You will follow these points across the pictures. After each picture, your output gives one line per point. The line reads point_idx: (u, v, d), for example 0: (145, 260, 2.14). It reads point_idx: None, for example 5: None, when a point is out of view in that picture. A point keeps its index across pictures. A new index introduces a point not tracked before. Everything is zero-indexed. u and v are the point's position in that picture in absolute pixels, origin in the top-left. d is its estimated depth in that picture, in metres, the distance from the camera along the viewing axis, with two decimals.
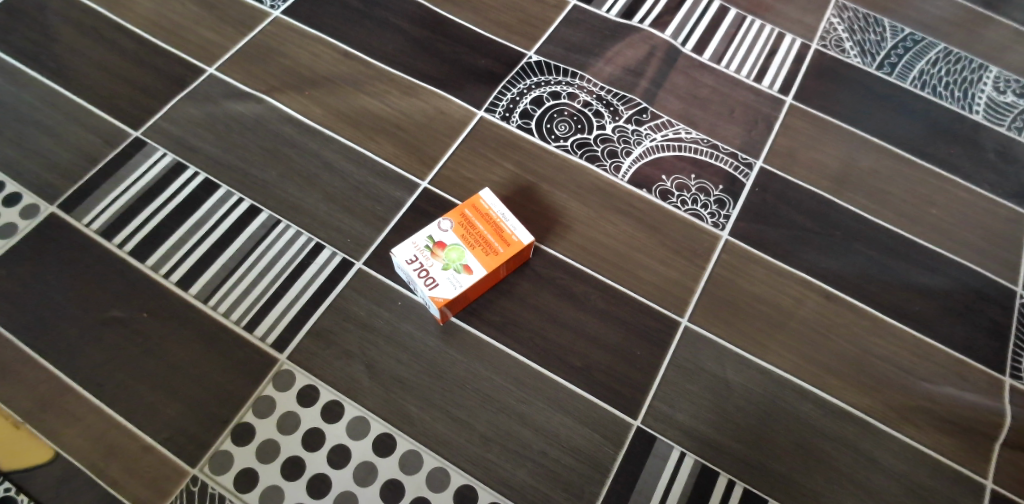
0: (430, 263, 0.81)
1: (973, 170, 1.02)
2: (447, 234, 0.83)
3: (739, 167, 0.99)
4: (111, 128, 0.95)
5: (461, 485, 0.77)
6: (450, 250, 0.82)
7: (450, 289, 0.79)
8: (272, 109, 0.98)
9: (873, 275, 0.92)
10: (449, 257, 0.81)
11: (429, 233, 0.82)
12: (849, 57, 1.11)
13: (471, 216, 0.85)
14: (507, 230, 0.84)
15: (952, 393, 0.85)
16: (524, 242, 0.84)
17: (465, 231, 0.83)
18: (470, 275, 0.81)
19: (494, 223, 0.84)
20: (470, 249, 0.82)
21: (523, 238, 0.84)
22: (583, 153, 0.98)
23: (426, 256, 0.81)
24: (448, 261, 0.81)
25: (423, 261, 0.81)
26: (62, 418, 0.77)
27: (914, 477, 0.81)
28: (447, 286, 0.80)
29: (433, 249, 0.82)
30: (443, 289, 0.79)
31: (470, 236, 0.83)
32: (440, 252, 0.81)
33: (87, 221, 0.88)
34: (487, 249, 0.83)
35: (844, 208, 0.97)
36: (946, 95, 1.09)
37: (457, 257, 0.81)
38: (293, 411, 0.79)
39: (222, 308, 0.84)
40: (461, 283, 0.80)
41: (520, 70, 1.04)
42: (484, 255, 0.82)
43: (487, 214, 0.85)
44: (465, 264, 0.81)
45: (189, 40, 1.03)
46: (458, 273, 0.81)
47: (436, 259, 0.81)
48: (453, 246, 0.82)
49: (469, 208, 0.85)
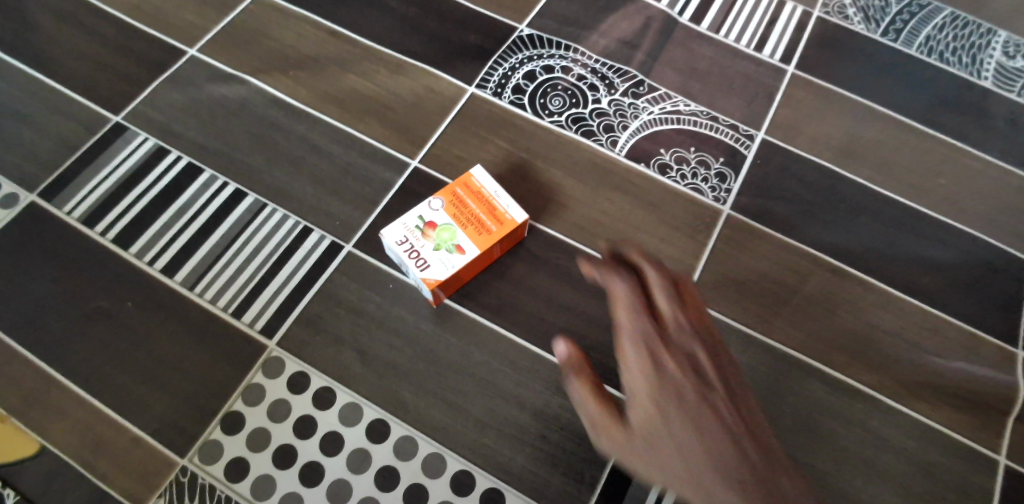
0: (422, 244, 0.78)
1: (983, 137, 0.99)
2: (438, 214, 0.80)
3: (740, 139, 0.96)
4: (92, 115, 0.92)
5: (458, 471, 0.75)
6: (442, 230, 0.79)
7: (443, 271, 0.77)
8: (256, 91, 0.95)
9: (880, 248, 0.89)
10: (441, 237, 0.79)
11: (419, 213, 0.80)
12: (852, 24, 1.07)
13: (463, 194, 0.82)
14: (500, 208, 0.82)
15: (962, 367, 0.83)
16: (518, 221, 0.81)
17: (457, 210, 0.80)
18: (464, 253, 0.78)
19: (486, 200, 0.81)
20: (462, 227, 0.79)
21: (516, 216, 0.81)
22: (578, 129, 0.95)
23: (416, 237, 0.79)
24: (439, 242, 0.78)
25: (414, 243, 0.78)
26: (49, 412, 0.76)
27: (924, 454, 0.78)
28: (439, 268, 0.77)
29: (423, 229, 0.79)
30: (435, 272, 0.77)
31: (462, 215, 0.80)
32: (430, 231, 0.79)
33: (69, 210, 0.86)
34: (479, 227, 0.80)
35: (848, 180, 0.94)
36: (954, 62, 1.05)
37: (448, 237, 0.79)
38: (283, 399, 0.77)
39: (209, 295, 0.82)
40: (455, 264, 0.78)
41: (512, 44, 1.01)
42: (476, 234, 0.79)
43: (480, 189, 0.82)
44: (457, 243, 0.79)
45: (171, 23, 1.00)
46: (451, 253, 0.78)
47: (427, 240, 0.78)
48: (445, 226, 0.79)
49: (460, 185, 0.82)
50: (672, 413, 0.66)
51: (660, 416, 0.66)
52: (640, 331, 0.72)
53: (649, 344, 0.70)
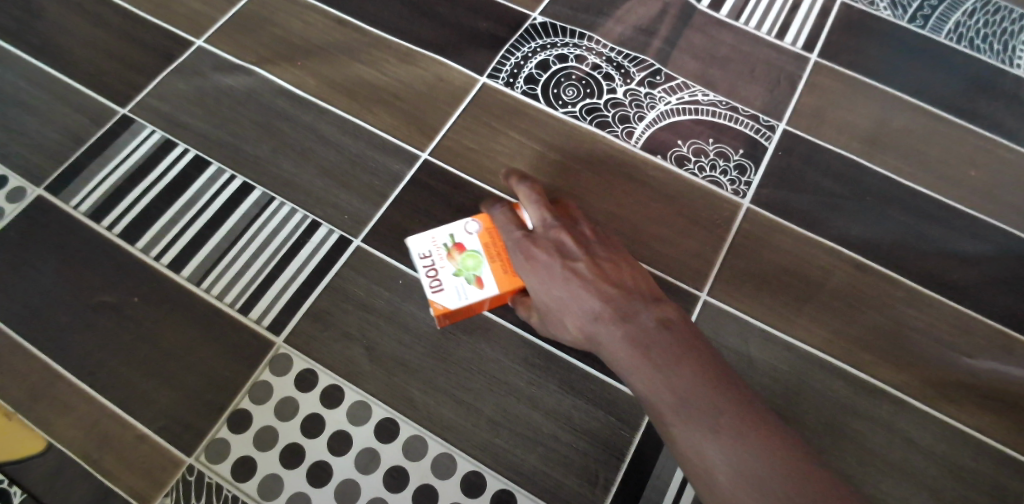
0: (442, 263, 0.75)
1: (1017, 128, 0.95)
2: (471, 238, 0.76)
3: (761, 130, 0.92)
4: (98, 106, 0.91)
5: (469, 472, 0.73)
6: (469, 254, 0.75)
7: (453, 301, 0.74)
8: (263, 81, 0.93)
9: (907, 242, 0.86)
10: (465, 261, 0.75)
11: (452, 231, 0.76)
12: (878, 10, 1.03)
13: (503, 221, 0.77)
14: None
15: (994, 367, 0.80)
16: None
17: (491, 240, 0.76)
18: (482, 285, 0.74)
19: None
20: (490, 258, 0.75)
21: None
22: (593, 120, 0.92)
23: (439, 253, 0.75)
24: (461, 265, 0.75)
25: (435, 259, 0.75)
26: (55, 408, 0.75)
27: (952, 457, 0.76)
28: (450, 294, 0.74)
29: (451, 247, 0.75)
30: (446, 298, 0.74)
31: (493, 246, 0.75)
32: (456, 252, 0.75)
33: (75, 204, 0.85)
34: (508, 265, 0.75)
35: (874, 172, 0.90)
36: (984, 48, 1.00)
37: (471, 264, 0.75)
38: (291, 397, 0.76)
39: (216, 291, 0.80)
40: (467, 296, 0.74)
41: (524, 32, 0.98)
42: (503, 271, 0.74)
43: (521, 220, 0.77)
44: (479, 274, 0.74)
45: (177, 12, 0.98)
46: (468, 282, 0.74)
47: (450, 259, 0.75)
48: (473, 252, 0.75)
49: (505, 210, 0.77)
50: (554, 289, 0.67)
51: (550, 289, 0.68)
52: (513, 243, 0.72)
53: (521, 249, 0.71)
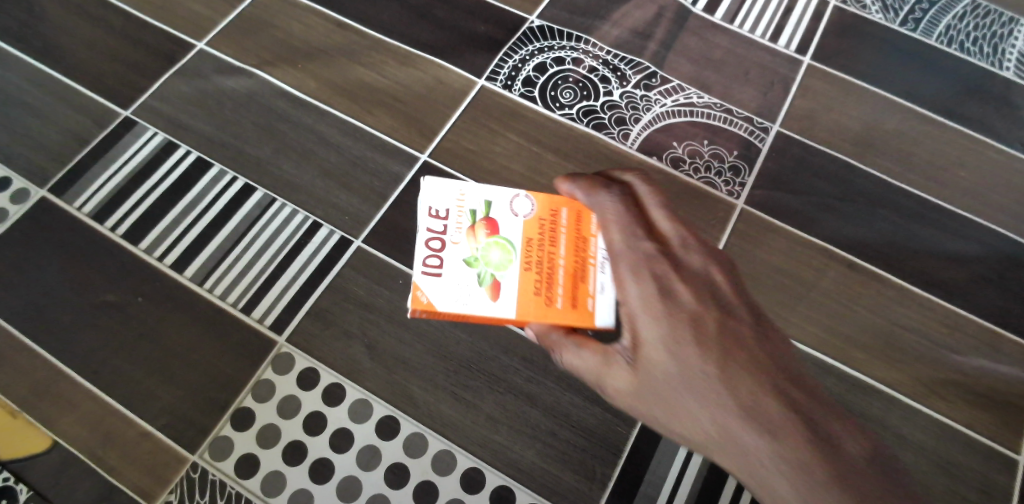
0: (459, 239, 0.70)
1: (1006, 129, 0.96)
2: (509, 231, 0.71)
3: (755, 132, 0.94)
4: (100, 108, 0.92)
5: (468, 468, 0.75)
6: (497, 240, 0.71)
7: (447, 300, 0.68)
8: (264, 83, 0.94)
9: (899, 242, 0.88)
10: (487, 249, 0.70)
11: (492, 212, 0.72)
12: (871, 13, 1.04)
13: (559, 233, 0.73)
14: (589, 290, 0.71)
15: (984, 364, 0.82)
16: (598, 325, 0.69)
17: (531, 246, 0.71)
18: (495, 292, 0.68)
19: (577, 267, 0.71)
20: (520, 264, 0.70)
21: (600, 319, 0.69)
22: (590, 121, 0.93)
23: (462, 227, 0.71)
24: (480, 251, 0.70)
25: (455, 232, 0.71)
26: (60, 407, 0.76)
27: (942, 452, 0.77)
28: (449, 288, 0.68)
29: (478, 225, 0.71)
30: (444, 291, 0.68)
31: (530, 254, 0.71)
32: (484, 233, 0.71)
33: (78, 205, 0.86)
34: (541, 290, 0.69)
35: (866, 173, 0.92)
36: (974, 52, 1.02)
37: (494, 254, 0.70)
38: (293, 395, 0.77)
39: (219, 291, 0.81)
40: (470, 298, 0.68)
41: (522, 35, 0.99)
42: (531, 294, 0.69)
43: (581, 246, 0.73)
44: (496, 275, 0.69)
45: (177, 14, 0.99)
46: (479, 280, 0.69)
47: (471, 238, 0.71)
48: (501, 246, 0.71)
49: (570, 231, 0.73)
50: (681, 330, 0.62)
51: (678, 332, 0.62)
52: (635, 258, 0.66)
53: (660, 271, 0.65)
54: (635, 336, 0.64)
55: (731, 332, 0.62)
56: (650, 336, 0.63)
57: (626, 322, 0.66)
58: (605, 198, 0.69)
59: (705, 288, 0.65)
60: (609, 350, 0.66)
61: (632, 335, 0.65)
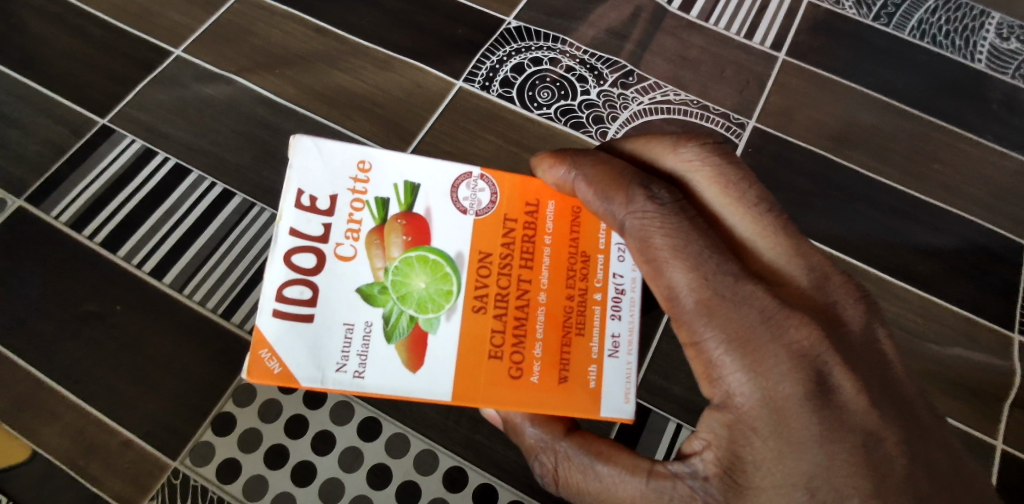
0: (351, 254, 0.57)
1: (979, 122, 0.98)
2: (446, 242, 0.59)
3: (731, 128, 0.95)
4: (80, 117, 0.91)
5: (450, 467, 0.75)
6: (420, 255, 0.58)
7: (329, 371, 0.54)
8: (243, 90, 0.94)
9: (875, 234, 0.90)
10: (400, 266, 0.57)
11: (430, 208, 0.59)
12: (844, 9, 1.05)
13: (548, 246, 0.61)
14: (590, 353, 0.59)
15: (961, 354, 0.85)
16: (604, 414, 0.58)
17: (483, 266, 0.59)
18: (416, 354, 0.56)
19: (564, 302, 0.60)
20: (469, 303, 0.58)
21: (607, 410, 0.58)
22: (568, 121, 0.94)
23: (359, 233, 0.58)
24: (389, 276, 0.57)
25: (343, 241, 0.57)
26: (40, 417, 0.76)
27: None
28: (332, 347, 0.55)
29: (390, 227, 0.58)
30: (325, 355, 0.55)
31: (490, 287, 0.58)
32: (396, 243, 0.58)
33: (57, 214, 0.85)
34: (501, 338, 0.58)
35: (843, 169, 0.94)
36: (947, 45, 1.03)
37: (411, 281, 0.57)
38: (274, 400, 0.77)
39: (198, 297, 0.81)
40: (372, 360, 0.55)
41: (500, 37, 1.00)
42: (490, 337, 0.57)
43: (579, 277, 0.61)
44: (418, 321, 0.56)
45: (155, 22, 0.98)
46: (393, 329, 0.56)
47: (373, 254, 0.57)
48: (426, 261, 0.58)
49: (557, 247, 0.61)
50: (795, 432, 0.51)
51: (792, 433, 0.51)
52: (737, 330, 0.52)
53: (770, 340, 0.52)
54: (733, 451, 0.52)
55: (858, 415, 0.51)
56: (760, 448, 0.51)
57: (720, 431, 0.53)
58: (654, 212, 0.55)
59: (822, 347, 0.53)
60: (650, 470, 0.55)
61: (729, 450, 0.52)
